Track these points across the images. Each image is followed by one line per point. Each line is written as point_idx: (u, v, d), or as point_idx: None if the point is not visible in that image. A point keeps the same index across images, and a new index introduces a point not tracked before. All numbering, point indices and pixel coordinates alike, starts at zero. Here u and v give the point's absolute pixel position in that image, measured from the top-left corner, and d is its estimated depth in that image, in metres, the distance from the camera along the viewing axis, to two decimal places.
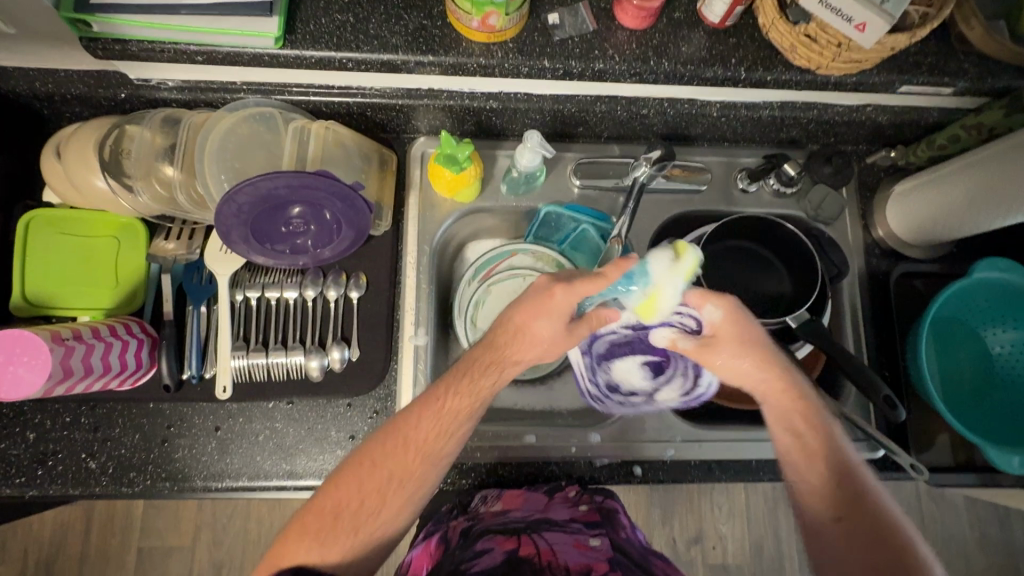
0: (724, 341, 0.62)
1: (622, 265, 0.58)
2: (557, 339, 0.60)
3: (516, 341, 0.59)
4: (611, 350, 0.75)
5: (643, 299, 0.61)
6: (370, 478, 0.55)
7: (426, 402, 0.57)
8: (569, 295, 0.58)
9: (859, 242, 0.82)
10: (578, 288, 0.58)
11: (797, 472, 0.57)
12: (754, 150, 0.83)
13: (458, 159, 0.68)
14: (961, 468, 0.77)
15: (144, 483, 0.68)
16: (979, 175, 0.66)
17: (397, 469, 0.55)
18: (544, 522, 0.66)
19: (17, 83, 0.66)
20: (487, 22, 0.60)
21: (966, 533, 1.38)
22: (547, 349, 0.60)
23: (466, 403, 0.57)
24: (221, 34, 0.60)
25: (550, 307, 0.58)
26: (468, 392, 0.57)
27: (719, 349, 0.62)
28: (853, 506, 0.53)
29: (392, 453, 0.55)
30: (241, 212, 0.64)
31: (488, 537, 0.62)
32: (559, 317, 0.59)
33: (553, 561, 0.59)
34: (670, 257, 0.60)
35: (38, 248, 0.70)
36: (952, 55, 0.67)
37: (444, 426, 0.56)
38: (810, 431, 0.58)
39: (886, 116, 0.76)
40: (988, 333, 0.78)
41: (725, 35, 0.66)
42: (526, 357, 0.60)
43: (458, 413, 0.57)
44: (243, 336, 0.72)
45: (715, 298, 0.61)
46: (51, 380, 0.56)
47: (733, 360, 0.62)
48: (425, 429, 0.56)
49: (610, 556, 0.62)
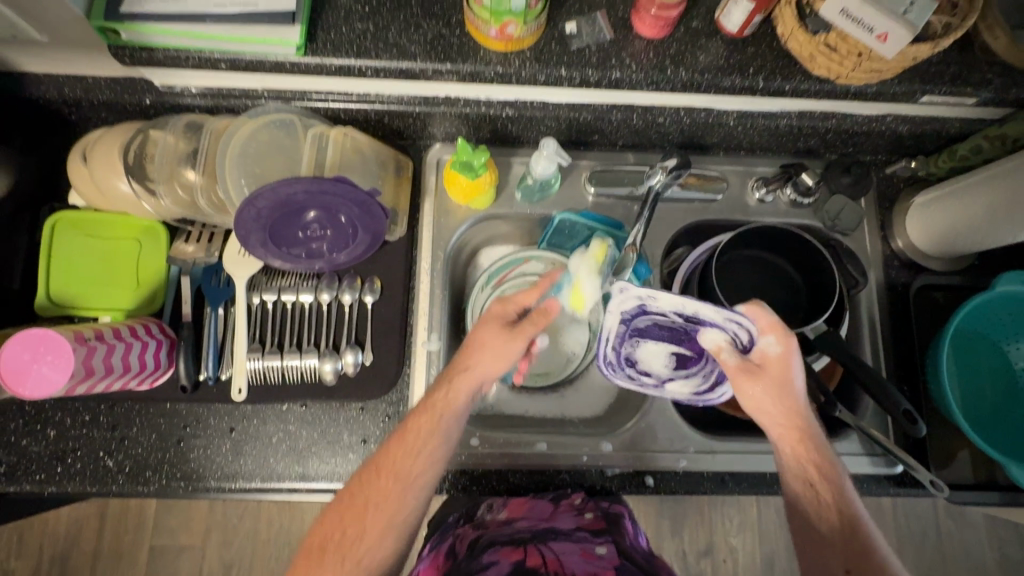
0: (763, 380, 0.57)
1: (550, 279, 0.68)
2: (505, 347, 0.59)
3: (465, 352, 0.60)
4: (651, 327, 0.65)
5: (570, 292, 0.68)
6: (351, 505, 0.55)
7: (398, 430, 0.58)
8: (506, 305, 0.63)
9: (878, 253, 0.81)
10: (514, 300, 0.63)
11: (808, 522, 0.54)
12: (770, 159, 0.82)
13: (474, 165, 0.69)
14: (983, 486, 0.75)
15: (159, 482, 0.69)
16: (1005, 186, 0.64)
17: (376, 500, 0.55)
18: (548, 532, 0.65)
19: (47, 89, 0.68)
20: (505, 31, 0.60)
21: (986, 553, 1.34)
22: (499, 356, 0.59)
23: (424, 422, 0.57)
24: (246, 42, 0.61)
25: (488, 317, 0.62)
26: (427, 408, 0.58)
27: (753, 388, 0.57)
28: (862, 554, 0.51)
29: (370, 479, 0.56)
30: (260, 217, 0.65)
31: (494, 549, 0.62)
32: (498, 321, 0.61)
33: (561, 570, 0.59)
34: (580, 253, 0.68)
35: (62, 249, 0.71)
36: (976, 65, 0.67)
37: (410, 445, 0.56)
38: (823, 480, 0.55)
39: (906, 126, 0.75)
40: (1010, 347, 0.77)
41: (742, 44, 0.66)
42: (483, 369, 0.59)
43: (420, 431, 0.57)
44: (258, 338, 0.73)
45: (784, 329, 0.57)
46: (73, 378, 0.57)
47: (766, 403, 0.57)
48: (395, 452, 0.56)
49: (617, 563, 0.62)
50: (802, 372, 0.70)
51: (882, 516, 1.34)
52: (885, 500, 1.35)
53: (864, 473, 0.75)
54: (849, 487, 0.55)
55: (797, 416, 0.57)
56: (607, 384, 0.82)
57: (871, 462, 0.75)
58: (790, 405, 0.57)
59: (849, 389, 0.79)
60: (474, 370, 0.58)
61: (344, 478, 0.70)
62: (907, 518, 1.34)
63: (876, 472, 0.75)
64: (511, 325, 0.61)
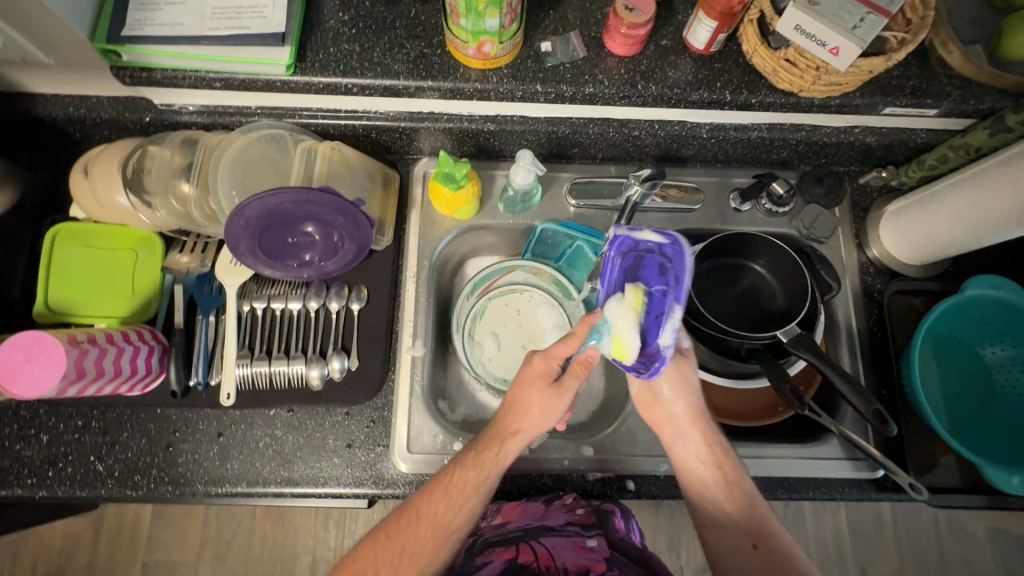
0: (681, 365, 0.63)
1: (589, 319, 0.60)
2: (553, 404, 0.59)
3: (512, 413, 0.60)
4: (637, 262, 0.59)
5: (611, 343, 0.57)
6: (385, 548, 0.55)
7: (441, 480, 0.58)
8: (548, 358, 0.61)
9: (852, 261, 0.83)
10: (552, 350, 0.61)
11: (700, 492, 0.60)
12: (746, 171, 0.85)
13: (456, 177, 0.72)
14: (967, 490, 0.75)
15: (147, 487, 0.71)
16: (970, 191, 0.67)
17: (413, 545, 0.55)
18: (541, 529, 0.66)
19: (53, 108, 0.72)
20: (482, 49, 0.64)
21: (991, 570, 1.31)
22: (546, 415, 0.59)
23: (474, 477, 0.57)
24: (238, 62, 0.65)
25: (531, 374, 0.60)
26: (473, 464, 0.58)
27: (670, 374, 0.63)
28: (762, 528, 0.57)
29: (404, 525, 0.56)
30: (249, 226, 0.67)
31: (489, 551, 0.64)
32: (542, 379, 0.60)
33: (552, 566, 0.60)
34: (615, 299, 0.58)
35: (61, 258, 0.74)
36: (934, 78, 0.70)
37: (451, 498, 0.57)
38: (726, 461, 0.60)
39: (874, 137, 0.77)
40: (987, 350, 0.78)
41: (710, 60, 0.70)
42: (531, 429, 0.60)
43: (466, 487, 0.57)
44: (247, 345, 0.75)
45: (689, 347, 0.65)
46: (64, 380, 0.59)
47: (677, 386, 0.63)
48: (435, 504, 0.57)
49: (608, 555, 0.63)
50: (778, 376, 0.69)
51: (880, 531, 1.32)
52: (884, 514, 1.33)
53: (845, 478, 0.76)
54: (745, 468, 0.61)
55: (695, 406, 0.63)
56: (590, 390, 0.84)
57: (853, 466, 0.76)
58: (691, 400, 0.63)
59: (829, 395, 0.80)
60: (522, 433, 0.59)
61: (328, 482, 0.71)
62: (906, 532, 1.32)
63: (858, 477, 0.76)
64: (555, 381, 0.60)
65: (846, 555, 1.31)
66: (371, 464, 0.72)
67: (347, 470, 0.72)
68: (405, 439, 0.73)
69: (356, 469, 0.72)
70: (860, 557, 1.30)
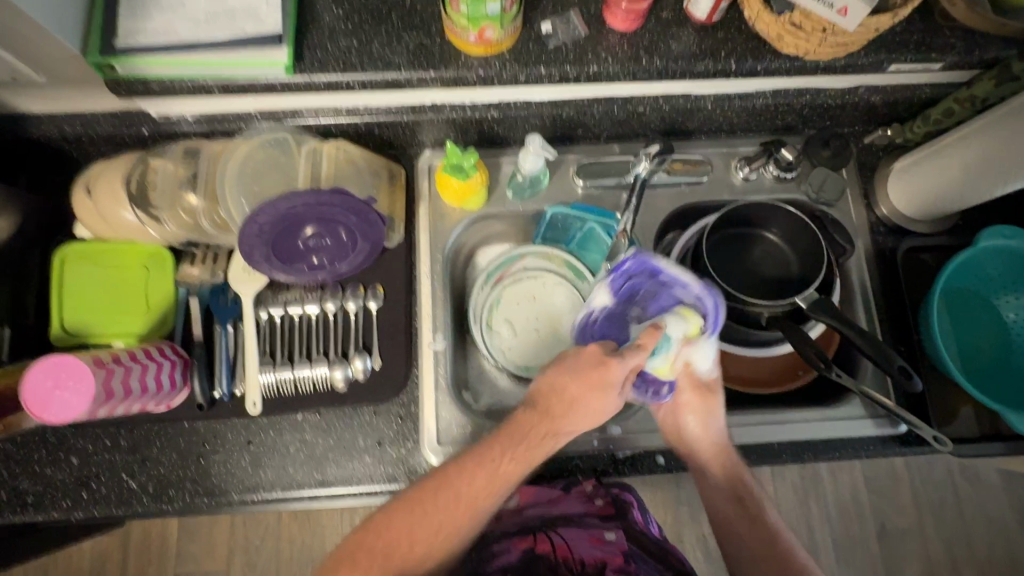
0: (706, 401, 0.64)
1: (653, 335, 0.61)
2: (604, 411, 0.58)
3: (568, 411, 0.57)
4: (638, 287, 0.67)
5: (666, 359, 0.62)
6: (421, 516, 0.52)
7: (484, 456, 0.55)
8: (623, 368, 0.58)
9: (863, 221, 0.83)
10: (629, 363, 0.58)
11: (729, 528, 0.59)
12: (751, 139, 0.84)
13: (465, 167, 0.72)
14: (987, 438, 0.76)
15: (182, 499, 0.71)
16: (975, 148, 0.67)
17: (445, 522, 0.52)
18: (558, 520, 0.66)
19: (48, 127, 0.70)
20: (484, 35, 0.63)
21: (1005, 514, 1.34)
22: (593, 412, 0.58)
23: (514, 469, 0.55)
24: (235, 66, 0.64)
25: (601, 375, 0.58)
26: (520, 457, 0.55)
27: (694, 408, 0.64)
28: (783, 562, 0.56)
29: (443, 495, 0.53)
30: (263, 232, 0.68)
31: (506, 539, 0.64)
32: (608, 385, 0.58)
33: (570, 557, 0.59)
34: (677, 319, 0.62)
35: (72, 280, 0.73)
36: (938, 31, 0.69)
37: (492, 486, 0.54)
38: (749, 497, 0.61)
39: (878, 95, 0.77)
40: (1002, 300, 0.79)
41: (712, 30, 0.69)
42: (569, 428, 0.58)
43: (507, 479, 0.54)
44: (269, 351, 0.75)
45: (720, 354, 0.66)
46: (94, 402, 0.59)
47: (704, 421, 0.64)
48: (475, 484, 0.54)
49: (626, 548, 0.62)
50: (799, 338, 0.70)
51: (896, 485, 1.35)
52: (899, 469, 1.36)
53: (870, 436, 0.76)
54: (771, 505, 0.62)
55: (721, 442, 0.64)
56: None
57: (875, 424, 0.76)
58: (713, 438, 0.64)
59: (846, 355, 0.81)
60: (568, 429, 0.58)
61: (362, 481, 0.72)
62: (921, 484, 1.35)
63: (881, 434, 0.76)
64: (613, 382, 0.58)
65: (864, 511, 1.33)
66: (403, 460, 0.72)
67: (380, 468, 0.72)
68: (435, 432, 0.73)
69: (388, 466, 0.72)
70: (878, 513, 1.33)
